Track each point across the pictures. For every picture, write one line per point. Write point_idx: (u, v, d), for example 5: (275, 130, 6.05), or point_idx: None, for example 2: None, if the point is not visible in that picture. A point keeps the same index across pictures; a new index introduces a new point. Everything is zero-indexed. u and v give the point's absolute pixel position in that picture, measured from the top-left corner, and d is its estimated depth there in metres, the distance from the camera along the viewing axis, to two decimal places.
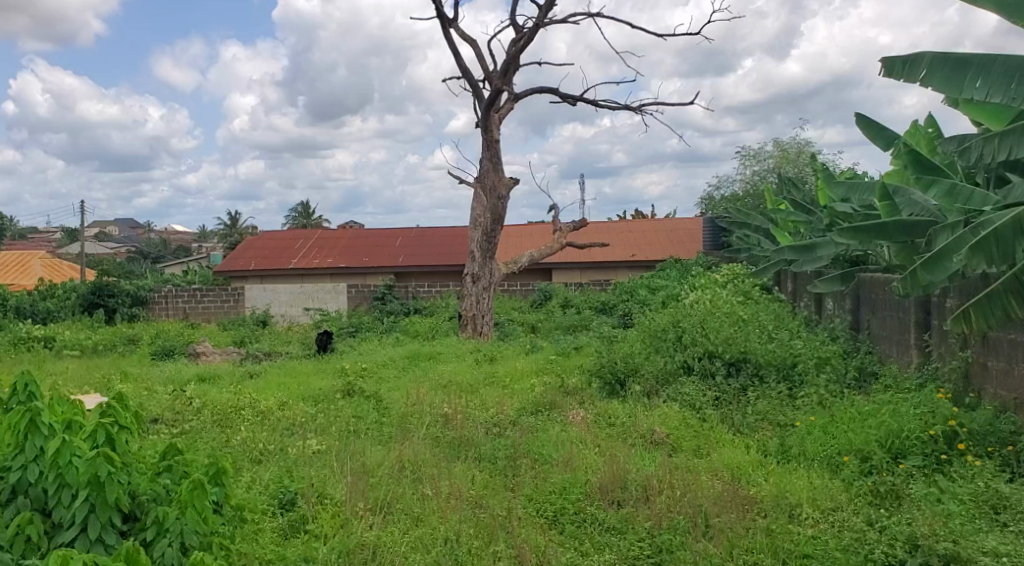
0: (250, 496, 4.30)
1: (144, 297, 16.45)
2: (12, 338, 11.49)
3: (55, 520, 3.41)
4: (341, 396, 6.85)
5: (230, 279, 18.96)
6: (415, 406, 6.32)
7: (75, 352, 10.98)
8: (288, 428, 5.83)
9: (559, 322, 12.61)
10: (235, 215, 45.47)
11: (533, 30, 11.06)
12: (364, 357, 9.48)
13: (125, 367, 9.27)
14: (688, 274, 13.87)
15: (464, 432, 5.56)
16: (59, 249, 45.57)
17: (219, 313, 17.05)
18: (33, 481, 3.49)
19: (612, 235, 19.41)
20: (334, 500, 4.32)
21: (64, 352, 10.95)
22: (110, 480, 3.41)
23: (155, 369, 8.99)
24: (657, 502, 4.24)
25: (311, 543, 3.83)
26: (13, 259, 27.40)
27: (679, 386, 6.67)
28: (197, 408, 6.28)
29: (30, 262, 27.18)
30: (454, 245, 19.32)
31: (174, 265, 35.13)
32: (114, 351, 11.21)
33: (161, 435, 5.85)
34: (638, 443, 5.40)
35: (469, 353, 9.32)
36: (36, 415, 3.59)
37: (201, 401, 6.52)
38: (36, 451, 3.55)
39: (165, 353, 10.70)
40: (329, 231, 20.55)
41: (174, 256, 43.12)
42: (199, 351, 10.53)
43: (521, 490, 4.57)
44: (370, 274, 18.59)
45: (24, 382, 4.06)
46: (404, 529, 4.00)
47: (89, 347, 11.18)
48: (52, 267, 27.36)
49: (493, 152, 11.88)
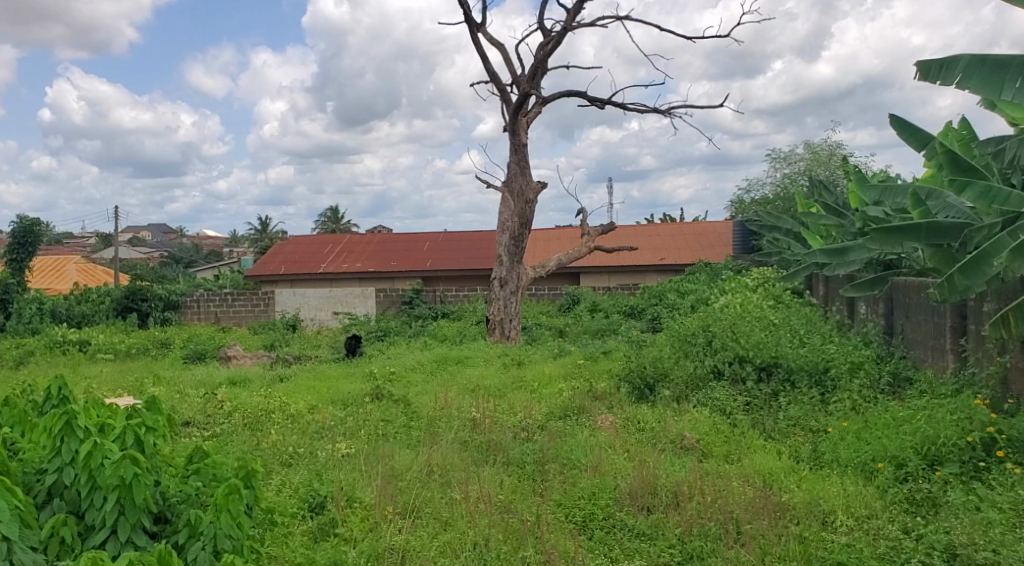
0: (281, 499, 4.33)
1: (176, 301, 16.70)
2: (49, 342, 11.70)
3: (87, 522, 3.45)
4: (370, 399, 6.88)
5: (260, 283, 19.16)
6: (443, 410, 6.33)
7: (109, 355, 11.15)
8: (317, 432, 5.87)
9: (587, 326, 12.58)
10: (265, 220, 45.99)
11: (561, 34, 11.06)
12: (392, 361, 9.52)
13: (157, 371, 9.40)
14: (718, 278, 13.75)
15: (492, 436, 5.56)
16: (94, 253, 46.43)
17: (249, 317, 17.24)
18: (68, 484, 3.54)
19: (641, 239, 19.33)
20: (364, 503, 4.33)
21: (99, 355, 11.13)
22: (138, 480, 3.45)
23: (189, 373, 9.10)
24: (688, 507, 4.20)
25: (340, 547, 3.84)
26: (51, 262, 28.01)
27: (709, 390, 6.62)
28: (228, 411, 6.35)
29: (65, 266, 27.73)
30: (482, 249, 19.33)
31: (206, 269, 35.70)
32: (147, 355, 11.37)
33: (193, 438, 5.92)
34: (668, 448, 5.37)
35: (497, 358, 9.32)
36: (71, 418, 3.63)
37: (232, 404, 6.58)
38: (71, 454, 3.59)
39: (197, 356, 10.84)
40: (357, 236, 20.68)
41: (204, 260, 43.69)
42: (230, 354, 10.65)
43: (550, 494, 4.55)
44: (399, 278, 18.67)
45: (58, 386, 4.13)
46: (433, 534, 4.01)
47: (123, 351, 11.36)
48: (86, 272, 27.87)
49: (521, 156, 11.90)
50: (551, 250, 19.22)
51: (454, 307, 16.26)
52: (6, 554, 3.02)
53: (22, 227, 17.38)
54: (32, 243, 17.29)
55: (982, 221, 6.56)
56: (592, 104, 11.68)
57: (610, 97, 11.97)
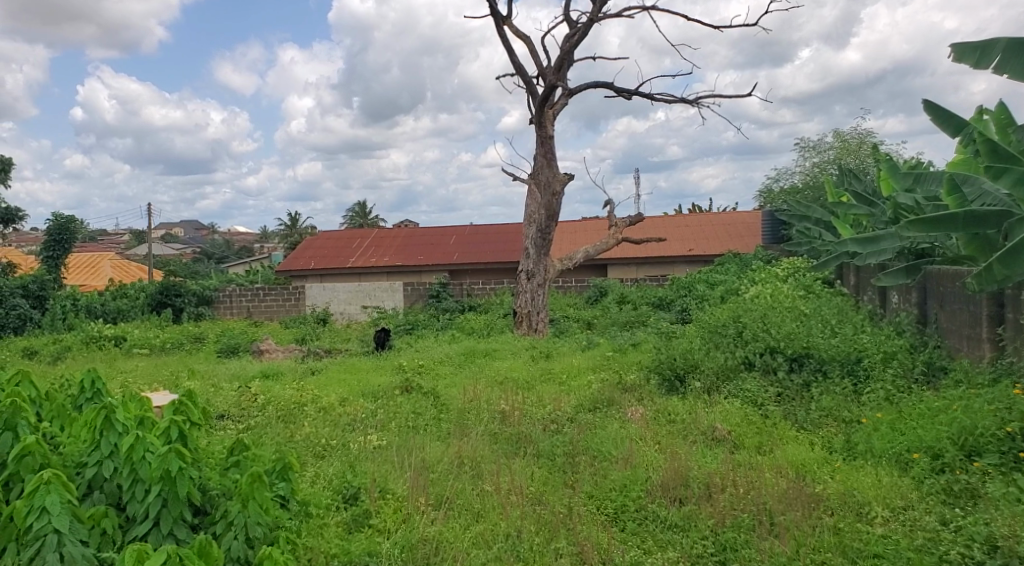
0: (315, 490, 4.32)
1: (210, 297, 17.05)
2: (86, 337, 11.92)
3: (129, 514, 3.56)
4: (399, 392, 6.92)
5: (291, 278, 19.29)
6: (473, 402, 6.35)
7: (145, 351, 11.30)
8: (349, 424, 5.91)
9: (617, 317, 12.57)
10: (295, 215, 46.05)
11: (588, 25, 11.01)
12: (421, 354, 9.56)
13: (192, 365, 9.52)
14: (747, 269, 13.66)
15: (522, 428, 5.57)
16: (129, 251, 47.31)
17: (281, 312, 17.35)
18: (108, 477, 3.63)
19: (669, 230, 19.26)
20: (396, 494, 4.34)
21: (134, 351, 11.30)
22: (180, 474, 3.56)
23: (225, 366, 9.22)
24: (721, 499, 4.19)
25: (374, 538, 3.87)
26: (85, 261, 28.29)
27: (740, 381, 6.60)
28: (261, 404, 6.38)
29: (101, 263, 28.19)
30: (508, 242, 19.31)
31: (239, 264, 36.11)
32: (181, 349, 11.52)
33: (228, 430, 5.98)
34: (699, 440, 5.35)
35: (525, 350, 9.33)
36: (110, 412, 3.72)
37: (265, 397, 6.63)
38: (110, 448, 3.68)
39: (231, 350, 10.99)
40: (385, 230, 20.77)
41: (237, 256, 44.17)
42: (264, 348, 10.77)
43: (581, 487, 4.54)
44: (426, 272, 18.70)
45: (90, 379, 4.24)
46: (465, 525, 4.03)
47: (158, 347, 11.52)
48: (121, 269, 28.27)
49: (547, 148, 11.84)
50: (578, 242, 19.22)
51: (481, 299, 16.31)
52: (56, 545, 3.15)
53: (57, 224, 17.60)
54: (67, 239, 17.50)
55: (1022, 208, 6.43)
56: (619, 95, 11.62)
57: (636, 88, 11.90)
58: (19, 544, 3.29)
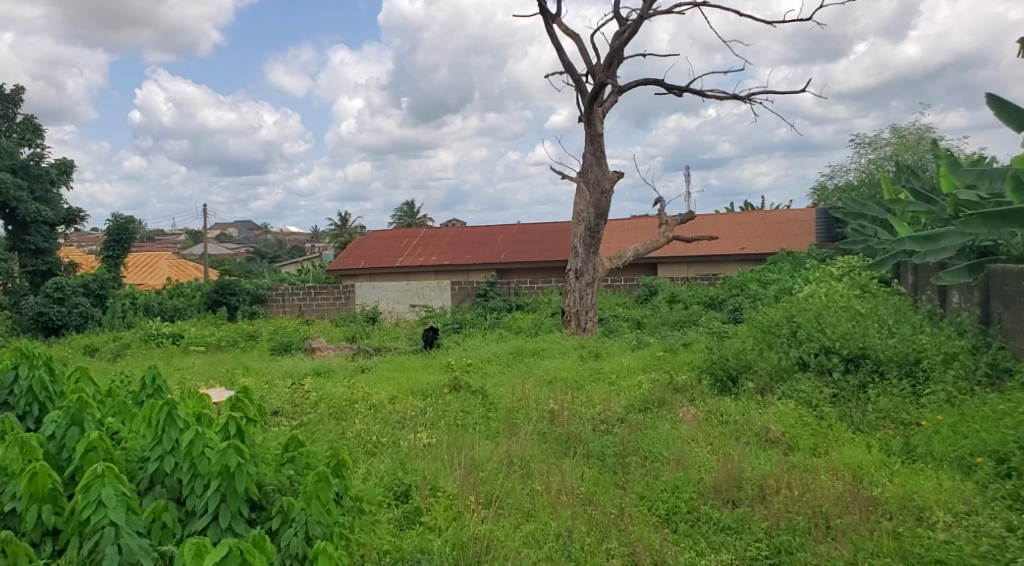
0: (367, 487, 4.37)
1: (262, 295, 17.34)
2: (144, 335, 12.24)
3: (188, 509, 3.63)
4: (448, 390, 6.96)
5: (341, 277, 19.59)
6: (522, 401, 6.35)
7: (201, 348, 11.55)
8: (399, 422, 5.96)
9: (667, 317, 12.48)
10: (345, 215, 46.60)
11: (638, 22, 10.93)
12: (468, 353, 9.59)
13: (247, 362, 9.70)
14: (801, 267, 13.44)
15: (572, 428, 5.56)
16: (185, 251, 48.58)
17: (331, 311, 17.58)
18: (170, 471, 3.71)
19: (719, 228, 19.08)
20: (447, 493, 4.36)
21: (191, 348, 11.54)
22: (239, 470, 3.62)
23: (277, 364, 9.38)
24: (775, 502, 4.13)
25: (426, 535, 3.89)
26: (144, 260, 29.10)
27: (794, 382, 6.50)
28: (314, 402, 6.48)
29: (159, 262, 28.89)
30: (555, 241, 19.29)
31: (292, 264, 36.73)
32: (236, 346, 11.76)
33: (282, 426, 6.07)
34: (752, 441, 5.28)
35: (573, 350, 9.30)
36: (173, 409, 3.80)
37: (318, 394, 6.73)
38: (172, 443, 3.76)
39: (284, 348, 11.16)
40: (434, 229, 20.96)
41: (289, 255, 44.93)
42: (315, 346, 10.92)
43: (632, 487, 4.51)
44: (473, 271, 18.78)
45: (152, 376, 4.32)
46: (515, 524, 4.03)
47: (213, 344, 11.75)
48: (178, 267, 28.91)
49: (596, 147, 11.85)
50: (628, 241, 19.13)
51: (529, 298, 16.32)
52: (113, 538, 3.24)
53: (117, 225, 18.04)
54: (127, 241, 17.94)
55: None
56: (669, 92, 11.52)
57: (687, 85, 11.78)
58: (79, 538, 3.34)
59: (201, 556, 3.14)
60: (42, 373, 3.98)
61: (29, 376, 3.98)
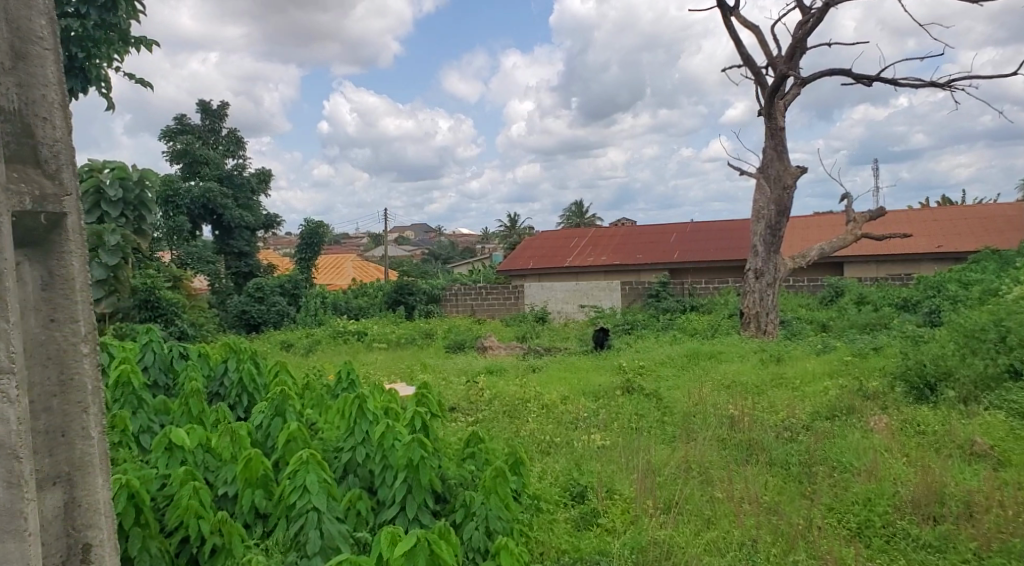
0: (544, 486, 4.42)
1: (437, 295, 18.26)
2: (332, 332, 13.16)
3: (378, 498, 3.82)
4: (621, 392, 6.96)
5: (512, 277, 20.22)
6: (699, 406, 6.23)
7: (383, 344, 12.19)
8: (572, 422, 6.00)
9: (855, 320, 11.88)
10: (511, 216, 48.11)
11: (822, 10, 10.49)
12: (640, 355, 9.53)
13: (424, 359, 10.17)
14: (1009, 266, 12.35)
15: (753, 435, 5.38)
16: (367, 253, 51.98)
17: (502, 310, 18.18)
18: (361, 462, 3.91)
19: (913, 225, 18.12)
20: (624, 495, 4.33)
21: (375, 344, 12.21)
22: (423, 464, 3.76)
23: (451, 361, 9.70)
24: (983, 521, 3.80)
25: (604, 537, 3.88)
26: (331, 262, 31.46)
27: (1005, 391, 5.99)
28: (488, 399, 6.65)
29: (345, 263, 31.04)
30: (734, 241, 18.75)
31: (462, 264, 38.29)
32: (414, 343, 12.33)
33: (458, 421, 6.28)
34: (955, 454, 4.90)
35: (753, 354, 9.03)
36: (363, 402, 4.01)
37: (491, 392, 6.90)
38: (363, 435, 3.96)
39: (458, 346, 11.58)
40: (602, 229, 21.22)
41: (463, 257, 46.96)
42: (487, 345, 11.23)
43: (820, 498, 4.30)
44: (645, 271, 18.61)
45: (346, 370, 4.58)
46: (696, 531, 3.94)
47: (394, 341, 12.39)
48: (363, 268, 30.74)
49: (777, 141, 11.68)
50: (809, 239, 18.51)
51: (704, 299, 16.03)
52: (316, 523, 3.45)
53: (309, 228, 19.43)
54: (316, 244, 19.21)
55: None
56: (858, 81, 10.98)
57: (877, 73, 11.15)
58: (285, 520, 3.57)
59: (392, 545, 3.28)
60: (249, 367, 4.30)
61: (238, 370, 4.32)
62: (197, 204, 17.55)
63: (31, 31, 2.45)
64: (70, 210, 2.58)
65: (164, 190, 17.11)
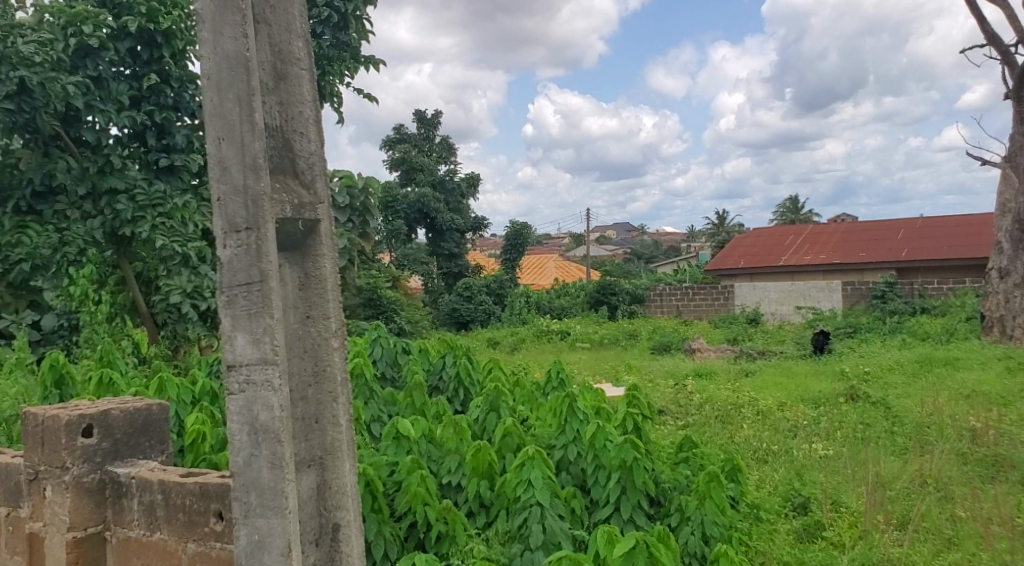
0: (763, 495, 4.29)
1: (641, 295, 19.69)
2: (535, 330, 13.90)
3: (593, 497, 3.85)
4: (844, 400, 6.67)
5: (721, 277, 20.13)
6: (933, 417, 5.82)
7: (585, 344, 12.54)
8: (790, 430, 5.81)
9: None
10: (720, 212, 47.76)
11: None
12: (866, 360, 9.05)
13: (627, 360, 10.41)
14: None
15: (1002, 450, 4.92)
16: (570, 253, 53.41)
17: (710, 311, 19.10)
18: (573, 460, 3.98)
19: None
20: (851, 509, 4.10)
21: (577, 344, 12.58)
22: (636, 465, 3.74)
23: (656, 363, 9.84)
24: None
25: (830, 551, 3.70)
26: (532, 264, 33.00)
27: None
28: (698, 403, 6.64)
29: (545, 264, 32.40)
30: (974, 238, 17.24)
31: (667, 264, 38.93)
32: (615, 345, 12.50)
33: (668, 425, 6.30)
34: None
35: (994, 362, 8.31)
36: (574, 401, 4.06)
37: (701, 396, 6.89)
38: (574, 434, 4.02)
39: (662, 348, 11.78)
40: (821, 225, 20.42)
41: (667, 256, 47.15)
42: (694, 346, 11.23)
43: None
44: (868, 270, 17.59)
45: (557, 369, 4.69)
46: (936, 551, 3.66)
47: (596, 340, 12.69)
48: (563, 268, 31.68)
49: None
50: None
51: (937, 301, 15.46)
52: (538, 517, 3.56)
53: (513, 229, 20.56)
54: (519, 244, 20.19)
55: None
56: None
57: None
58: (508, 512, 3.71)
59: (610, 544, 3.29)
60: (465, 363, 4.51)
61: (455, 365, 4.55)
62: (413, 208, 19.16)
63: (289, 54, 3.36)
64: (324, 217, 3.47)
65: (384, 198, 19.09)
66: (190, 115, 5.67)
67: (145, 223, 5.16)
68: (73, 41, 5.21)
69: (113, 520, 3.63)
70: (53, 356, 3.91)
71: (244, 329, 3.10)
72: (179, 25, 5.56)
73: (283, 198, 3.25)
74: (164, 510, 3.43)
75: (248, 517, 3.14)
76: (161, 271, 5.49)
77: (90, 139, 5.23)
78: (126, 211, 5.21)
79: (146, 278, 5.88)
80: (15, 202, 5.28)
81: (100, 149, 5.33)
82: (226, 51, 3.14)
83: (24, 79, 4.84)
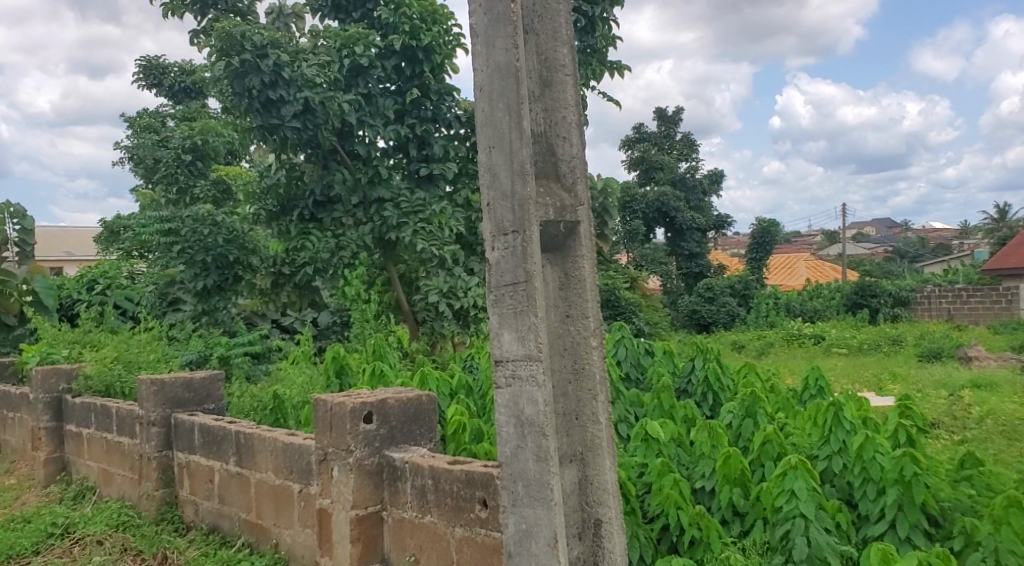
0: None
1: (905, 298, 19.96)
2: (786, 335, 15.42)
3: (862, 512, 3.61)
4: None
5: (1002, 276, 22.33)
6: None
7: (843, 350, 13.88)
8: None
9: None
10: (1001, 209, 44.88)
11: None
12: None
13: (892, 368, 10.95)
14: None
15: None
16: (825, 248, 52.70)
17: (987, 311, 19.97)
18: (838, 472, 3.79)
19: None
20: None
21: (835, 349, 13.97)
22: (916, 480, 3.43)
23: (922, 371, 10.63)
24: None
25: None
26: (784, 262, 32.50)
27: None
28: (979, 416, 7.14)
29: (797, 263, 31.85)
30: None
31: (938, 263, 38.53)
32: (877, 350, 13.68)
33: (944, 438, 6.79)
34: None
35: None
36: (839, 410, 3.86)
37: (980, 409, 7.37)
38: (839, 444, 3.83)
39: (933, 354, 12.48)
40: None
41: (929, 254, 45.42)
42: (972, 355, 12.15)
43: None
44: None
45: (814, 377, 4.54)
46: None
47: (854, 347, 13.96)
48: (818, 269, 30.32)
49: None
50: None
51: None
52: (804, 529, 3.36)
53: (762, 228, 21.95)
54: (767, 244, 21.79)
55: None
56: None
57: None
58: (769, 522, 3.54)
59: (888, 563, 2.97)
60: (715, 366, 4.48)
61: (704, 368, 4.53)
62: (652, 208, 19.26)
63: (554, 61, 3.44)
64: (584, 219, 3.43)
65: (623, 198, 19.35)
66: (447, 125, 6.05)
67: (407, 228, 5.58)
68: (348, 61, 5.73)
69: (389, 500, 3.90)
70: (335, 350, 4.37)
71: (511, 327, 3.13)
72: (439, 40, 5.88)
73: (547, 201, 3.30)
74: (434, 494, 3.66)
75: (515, 508, 3.17)
76: (420, 273, 5.89)
77: (362, 152, 5.77)
78: (392, 218, 5.65)
79: (408, 279, 6.42)
80: (299, 211, 6.00)
81: (371, 161, 5.88)
82: (497, 61, 3.21)
83: (309, 99, 5.41)
